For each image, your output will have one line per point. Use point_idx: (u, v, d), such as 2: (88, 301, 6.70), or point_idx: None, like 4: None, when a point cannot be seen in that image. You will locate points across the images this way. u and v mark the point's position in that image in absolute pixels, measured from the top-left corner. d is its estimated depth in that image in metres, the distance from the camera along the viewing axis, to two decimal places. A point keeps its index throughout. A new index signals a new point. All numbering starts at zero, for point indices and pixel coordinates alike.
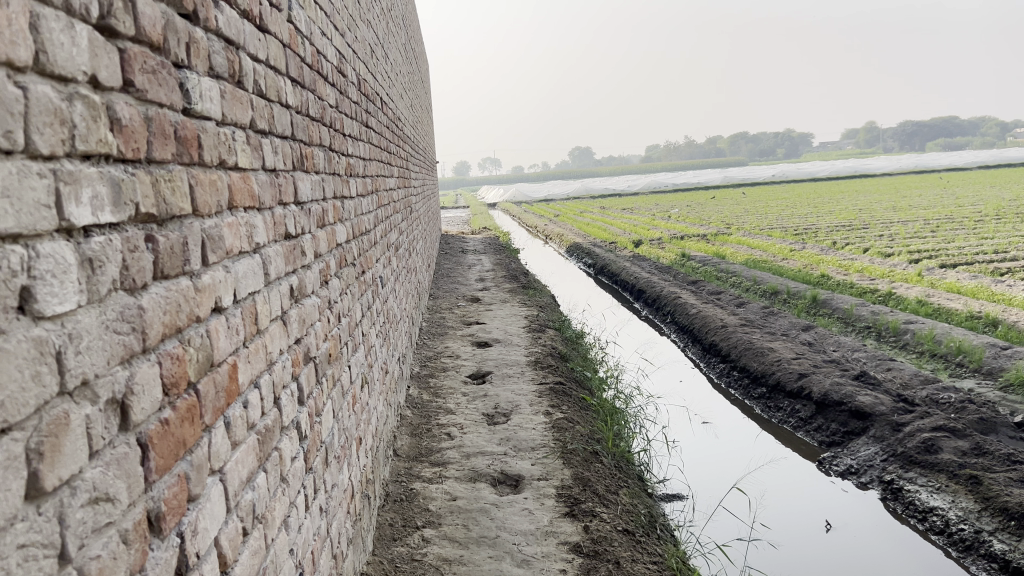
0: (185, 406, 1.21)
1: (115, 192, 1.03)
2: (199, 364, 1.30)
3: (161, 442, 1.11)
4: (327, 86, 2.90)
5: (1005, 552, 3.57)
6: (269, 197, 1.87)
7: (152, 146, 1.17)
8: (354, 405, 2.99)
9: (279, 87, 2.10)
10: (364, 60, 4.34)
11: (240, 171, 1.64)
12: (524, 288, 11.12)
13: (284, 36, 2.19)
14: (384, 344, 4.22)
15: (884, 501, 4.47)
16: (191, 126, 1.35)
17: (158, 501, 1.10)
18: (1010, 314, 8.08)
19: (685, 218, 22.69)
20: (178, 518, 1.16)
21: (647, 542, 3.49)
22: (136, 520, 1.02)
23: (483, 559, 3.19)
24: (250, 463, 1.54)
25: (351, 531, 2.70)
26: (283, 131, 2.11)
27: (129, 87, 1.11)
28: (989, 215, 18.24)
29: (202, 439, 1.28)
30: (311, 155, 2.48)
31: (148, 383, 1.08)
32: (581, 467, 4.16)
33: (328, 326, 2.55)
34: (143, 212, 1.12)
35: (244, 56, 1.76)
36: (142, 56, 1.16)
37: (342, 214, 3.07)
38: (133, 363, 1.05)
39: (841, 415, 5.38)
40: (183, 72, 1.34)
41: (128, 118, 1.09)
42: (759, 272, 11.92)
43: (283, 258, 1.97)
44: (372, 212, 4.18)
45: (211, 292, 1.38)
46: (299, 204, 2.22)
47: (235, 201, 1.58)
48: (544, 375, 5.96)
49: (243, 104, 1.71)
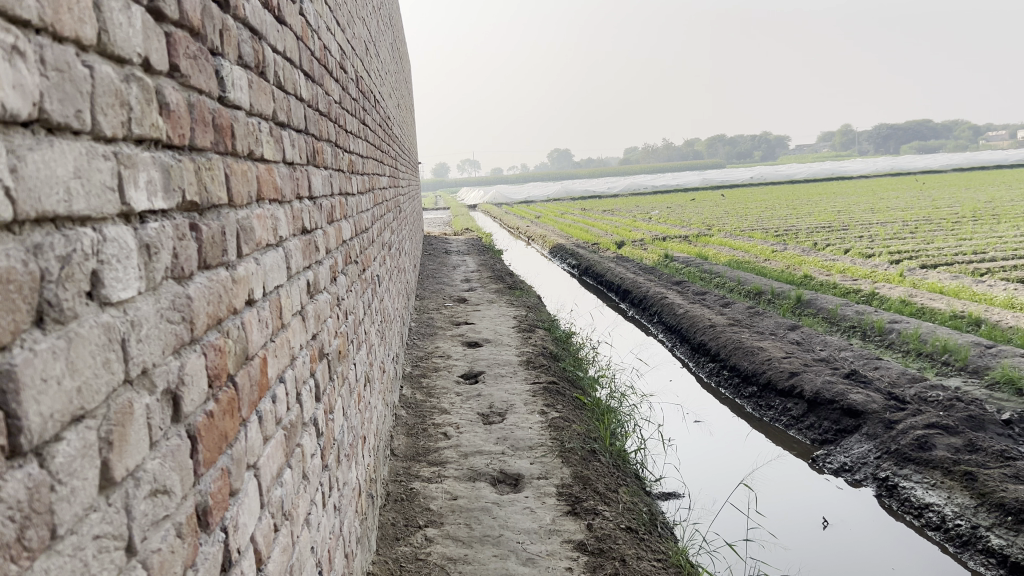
0: (225, 399, 1.19)
1: (165, 177, 1.01)
2: (237, 356, 1.27)
3: (207, 435, 1.09)
4: (331, 81, 2.87)
5: (1003, 547, 3.60)
6: (289, 190, 1.84)
7: (194, 133, 1.14)
8: (359, 403, 2.97)
9: (294, 80, 2.07)
10: (360, 57, 4.30)
11: (265, 163, 1.62)
12: (512, 288, 11.10)
13: (297, 29, 2.17)
14: (381, 342, 4.18)
15: (880, 498, 4.51)
16: (225, 115, 1.33)
17: (205, 495, 1.07)
18: (993, 313, 8.18)
19: (667, 220, 22.80)
20: (221, 514, 1.13)
21: (651, 540, 3.49)
22: (188, 514, 1.00)
23: (488, 558, 3.17)
24: (278, 459, 1.52)
25: (359, 531, 2.67)
26: (299, 124, 2.08)
27: (175, 71, 1.08)
28: (965, 216, 18.46)
29: (240, 434, 1.26)
30: (321, 149, 2.46)
31: (196, 374, 1.06)
32: (580, 466, 4.16)
33: (338, 323, 2.53)
34: (188, 199, 1.10)
35: (266, 48, 1.74)
36: (185, 41, 1.14)
37: (347, 210, 3.04)
38: (183, 354, 1.02)
39: (833, 413, 5.41)
40: (218, 60, 1.32)
41: (175, 104, 1.07)
42: (743, 273, 11.99)
43: (302, 252, 1.95)
44: (369, 210, 4.15)
45: (245, 284, 1.35)
46: (312, 199, 2.19)
47: (263, 193, 1.56)
48: (537, 374, 5.95)
49: (266, 95, 1.68)
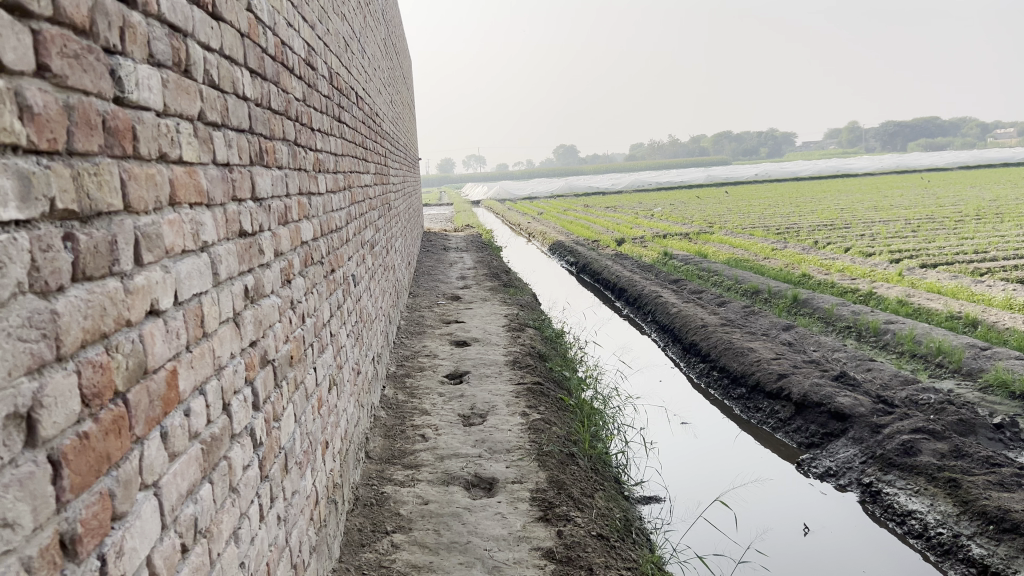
0: (110, 418, 1.13)
1: (22, 185, 0.94)
2: (130, 371, 1.21)
3: (78, 458, 1.02)
4: (292, 79, 2.79)
5: (983, 556, 3.53)
6: (220, 193, 1.77)
7: (74, 137, 1.08)
8: (320, 408, 2.91)
9: (235, 77, 1.99)
10: (338, 53, 4.24)
11: (185, 166, 1.55)
12: (506, 286, 11.04)
13: (242, 26, 2.09)
14: (356, 342, 4.13)
15: (863, 504, 4.44)
16: (124, 116, 1.26)
17: (74, 523, 1.01)
18: (990, 314, 8.08)
19: (668, 216, 22.74)
20: (98, 541, 1.07)
21: (622, 548, 3.43)
22: (44, 546, 0.93)
23: (454, 565, 3.11)
24: (192, 475, 1.46)
25: (314, 538, 2.62)
26: (239, 124, 2.01)
27: (45, 72, 1.01)
28: (969, 215, 18.31)
29: (131, 452, 1.20)
30: (272, 150, 2.39)
31: (61, 396, 0.99)
32: (557, 470, 4.08)
33: (291, 327, 2.46)
34: (60, 207, 1.03)
35: (194, 44, 1.66)
36: (63, 39, 1.06)
37: (309, 211, 2.96)
38: (43, 374, 0.96)
39: (821, 416, 5.34)
40: (115, 58, 1.24)
41: (42, 105, 0.99)
42: (740, 271, 11.89)
43: (237, 257, 1.88)
44: (343, 210, 4.06)
45: (145, 294, 1.29)
46: (256, 200, 2.13)
47: (179, 197, 1.49)
48: (522, 375, 5.88)
49: (190, 94, 1.60)
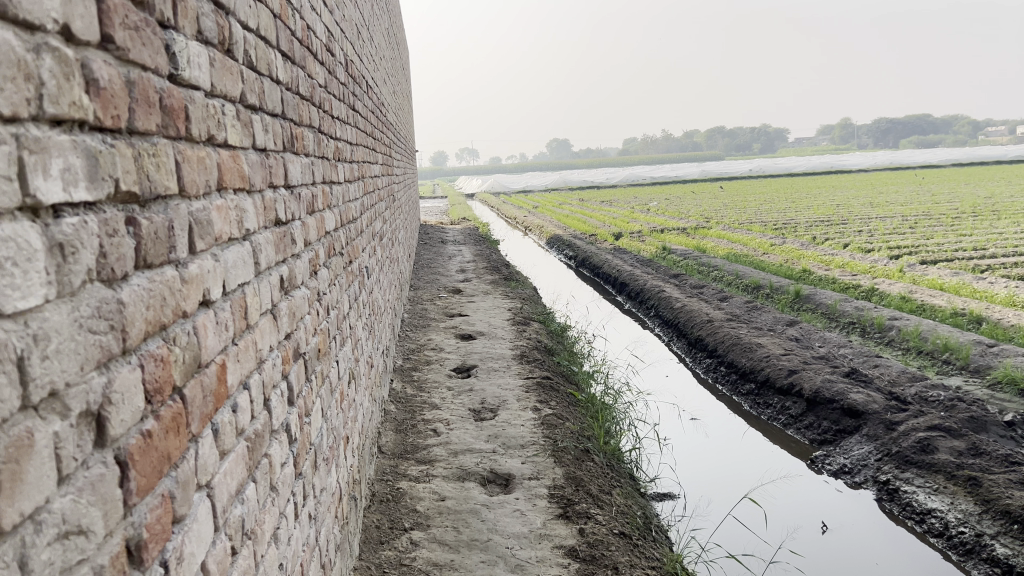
0: (169, 415, 1.05)
1: (91, 166, 0.88)
2: (186, 366, 1.14)
3: (142, 459, 0.95)
4: (315, 64, 2.72)
5: (1008, 556, 3.48)
6: (258, 179, 1.70)
7: (136, 115, 1.01)
8: (342, 402, 2.85)
9: (269, 60, 1.91)
10: (351, 39, 4.15)
11: (230, 150, 1.48)
12: (507, 279, 10.96)
13: (274, 7, 2.01)
14: (369, 337, 4.05)
15: (879, 501, 4.40)
16: (178, 95, 1.19)
17: (139, 528, 0.94)
18: (994, 311, 8.05)
19: (666, 211, 22.61)
20: (161, 546, 1.00)
21: (644, 546, 3.38)
22: (114, 554, 0.87)
23: (475, 563, 3.05)
24: (239, 473, 1.39)
25: (339, 536, 2.56)
26: (273, 108, 1.93)
27: (109, 43, 0.94)
28: (967, 212, 18.28)
29: (188, 451, 1.13)
30: (300, 136, 2.31)
31: (128, 392, 0.92)
32: (573, 467, 4.02)
33: (318, 319, 2.39)
34: (123, 189, 0.96)
35: (235, 24, 1.58)
36: (123, 10, 0.99)
37: (330, 200, 2.90)
38: (110, 368, 0.89)
39: (833, 413, 5.29)
40: (169, 33, 1.17)
41: (107, 79, 0.92)
42: (741, 266, 11.83)
43: (274, 246, 1.81)
44: (357, 199, 3.97)
45: (198, 283, 1.22)
46: (288, 187, 2.06)
47: (225, 181, 1.43)
48: (531, 369, 5.81)
49: (233, 75, 1.53)
